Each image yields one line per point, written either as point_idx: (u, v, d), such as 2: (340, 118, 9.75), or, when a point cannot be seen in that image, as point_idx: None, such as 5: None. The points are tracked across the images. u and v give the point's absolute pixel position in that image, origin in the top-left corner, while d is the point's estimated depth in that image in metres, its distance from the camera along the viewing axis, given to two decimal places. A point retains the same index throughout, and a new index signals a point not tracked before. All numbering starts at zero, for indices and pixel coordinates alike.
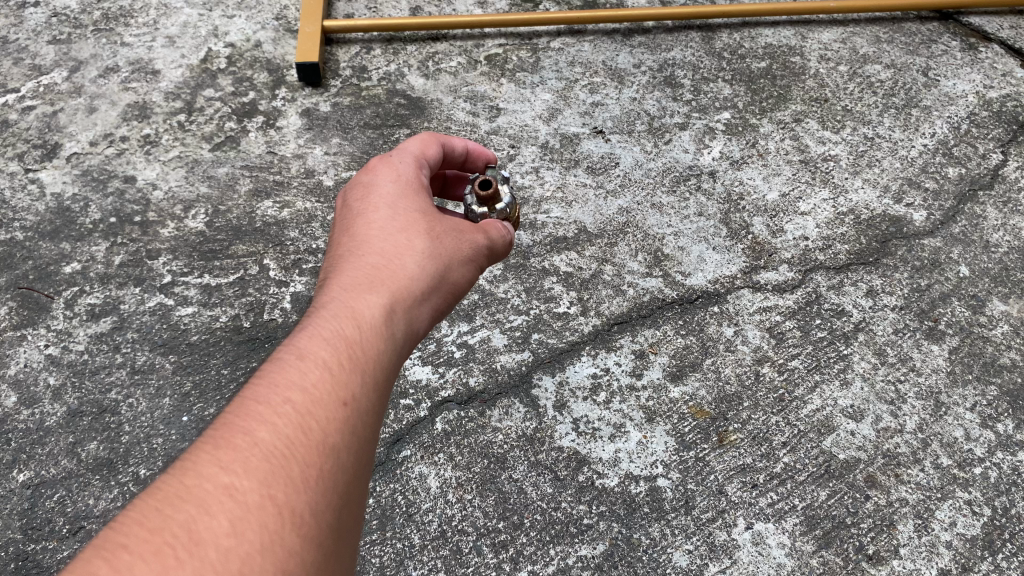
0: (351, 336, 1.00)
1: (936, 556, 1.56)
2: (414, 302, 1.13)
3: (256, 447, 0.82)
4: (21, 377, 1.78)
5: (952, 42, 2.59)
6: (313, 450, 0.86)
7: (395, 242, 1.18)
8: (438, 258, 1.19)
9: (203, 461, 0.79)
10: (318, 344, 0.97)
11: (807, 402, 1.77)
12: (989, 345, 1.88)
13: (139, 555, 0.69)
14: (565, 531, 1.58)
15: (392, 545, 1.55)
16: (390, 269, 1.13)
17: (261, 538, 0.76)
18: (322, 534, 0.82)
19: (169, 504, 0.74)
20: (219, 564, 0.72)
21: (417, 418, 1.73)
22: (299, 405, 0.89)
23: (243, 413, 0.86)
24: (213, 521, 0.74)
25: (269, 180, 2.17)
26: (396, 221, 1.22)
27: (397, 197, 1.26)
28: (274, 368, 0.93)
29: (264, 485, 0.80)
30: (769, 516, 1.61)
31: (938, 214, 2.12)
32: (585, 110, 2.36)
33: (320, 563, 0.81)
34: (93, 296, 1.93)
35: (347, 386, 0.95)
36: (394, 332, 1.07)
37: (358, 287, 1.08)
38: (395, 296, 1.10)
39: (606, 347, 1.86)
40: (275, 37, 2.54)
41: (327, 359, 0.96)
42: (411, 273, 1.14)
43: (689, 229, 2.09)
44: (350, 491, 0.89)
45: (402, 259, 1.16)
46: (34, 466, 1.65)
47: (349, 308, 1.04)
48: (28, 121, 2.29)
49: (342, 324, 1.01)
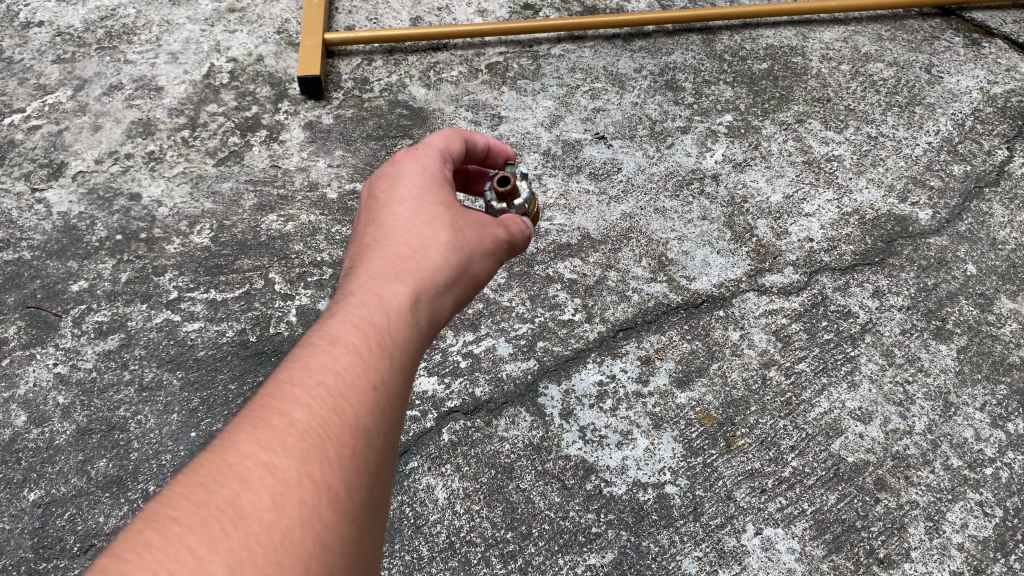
0: (381, 322, 0.98)
1: (949, 559, 1.55)
2: (439, 291, 1.11)
3: (293, 426, 0.81)
4: (31, 397, 1.79)
5: (955, 38, 2.57)
6: (348, 429, 0.84)
7: (420, 232, 1.16)
8: (463, 248, 1.18)
9: (242, 438, 0.79)
10: (350, 329, 0.95)
11: (815, 405, 1.77)
12: (998, 344, 1.86)
13: (186, 527, 0.70)
14: (573, 541, 1.58)
15: (401, 557, 1.55)
16: (416, 257, 1.12)
17: (300, 513, 0.75)
18: (357, 512, 0.81)
19: (211, 479, 0.74)
20: (261, 537, 0.71)
21: (423, 429, 1.73)
22: (333, 387, 0.87)
23: (279, 394, 0.85)
24: (254, 496, 0.74)
25: (273, 194, 2.18)
26: (421, 212, 1.20)
27: (421, 190, 1.24)
28: (306, 350, 0.92)
29: (302, 462, 0.78)
30: (779, 521, 1.60)
31: (944, 212, 2.10)
32: (586, 116, 2.36)
33: (356, 541, 0.80)
34: (101, 313, 1.94)
35: (378, 370, 0.93)
36: (421, 319, 1.05)
37: (385, 275, 1.07)
38: (420, 284, 1.08)
39: (611, 354, 1.86)
40: (276, 51, 2.56)
41: (358, 343, 0.94)
42: (436, 262, 1.13)
43: (692, 233, 2.09)
44: (383, 472, 0.87)
45: (428, 248, 1.14)
46: (45, 485, 1.66)
47: (377, 295, 1.03)
48: (34, 140, 2.31)
49: (371, 309, 1.00)
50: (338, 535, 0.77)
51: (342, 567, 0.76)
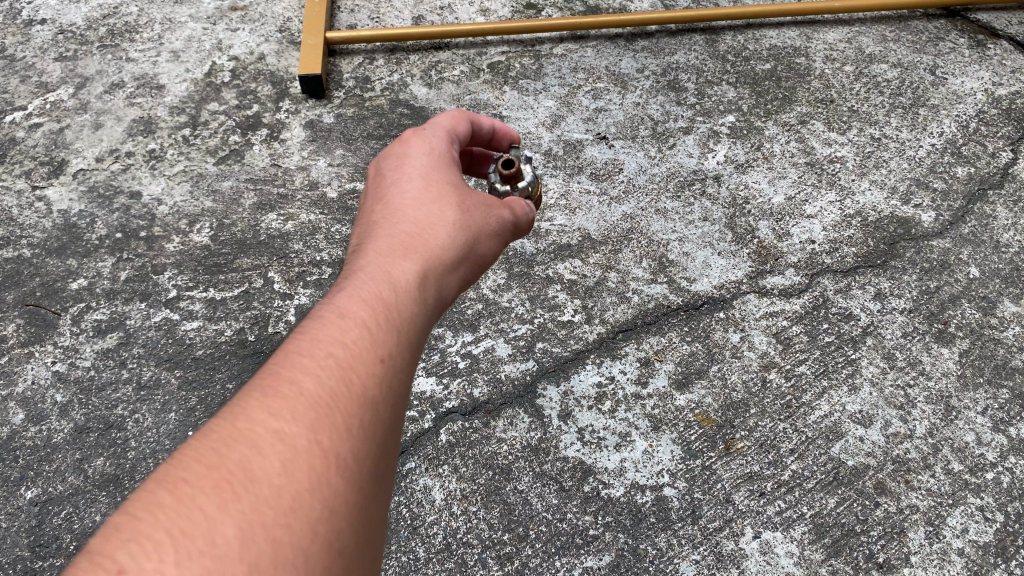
0: (389, 297, 0.97)
1: (948, 564, 1.54)
2: (445, 270, 1.10)
3: (302, 394, 0.80)
4: (29, 395, 1.79)
5: (960, 40, 2.56)
6: (357, 399, 0.83)
7: (427, 211, 1.15)
8: (469, 228, 1.17)
9: (252, 405, 0.77)
10: (358, 301, 0.94)
11: (815, 408, 1.75)
12: (1001, 347, 1.85)
13: (198, 488, 0.69)
14: (570, 543, 1.57)
15: (397, 558, 1.55)
16: (424, 235, 1.10)
17: (309, 480, 0.74)
18: (363, 481, 0.80)
19: (222, 441, 0.73)
20: (271, 501, 0.70)
21: (420, 430, 1.72)
22: (342, 357, 0.86)
23: (288, 362, 0.83)
24: (264, 461, 0.73)
25: (273, 193, 2.18)
26: (429, 191, 1.19)
27: (428, 170, 1.23)
28: (314, 321, 0.90)
29: (312, 430, 0.77)
30: (778, 524, 1.59)
31: (947, 214, 2.09)
32: (588, 116, 2.35)
33: (362, 509, 0.79)
34: (99, 311, 1.94)
35: (385, 343, 0.91)
36: (426, 296, 1.04)
37: (393, 251, 1.05)
38: (427, 261, 1.07)
39: (610, 356, 1.85)
40: (278, 49, 2.55)
41: (366, 315, 0.92)
42: (443, 241, 1.11)
43: (693, 234, 2.08)
44: (388, 444, 0.86)
45: (435, 226, 1.13)
46: (41, 483, 1.66)
47: (385, 270, 1.01)
48: (35, 138, 2.30)
49: (379, 283, 0.98)
50: (345, 503, 0.76)
51: (348, 535, 0.75)
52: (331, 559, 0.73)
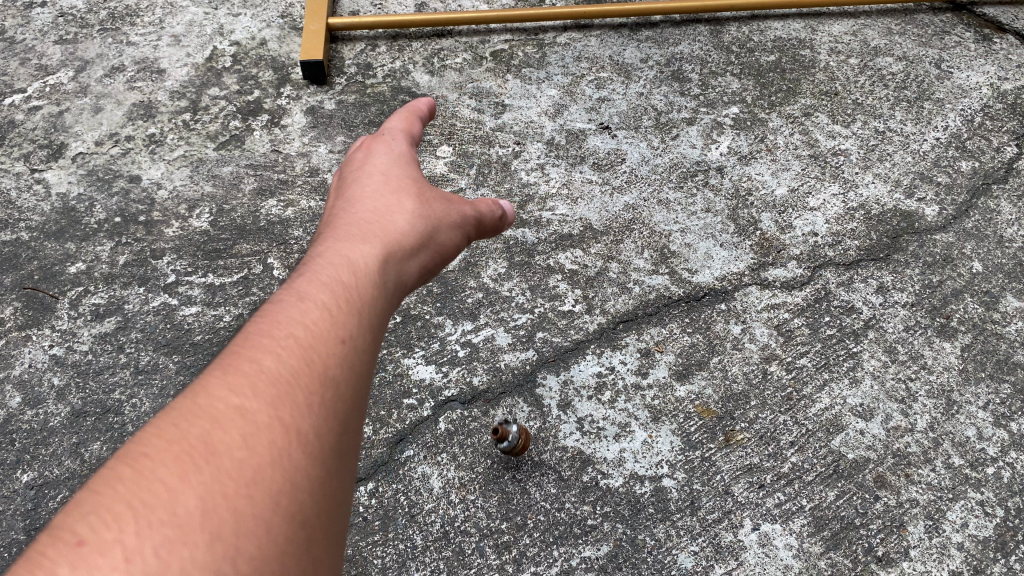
0: (352, 273, 0.98)
1: (948, 558, 1.53)
2: (413, 248, 1.11)
3: (263, 372, 0.82)
4: (26, 378, 1.78)
5: (966, 34, 2.54)
6: (319, 374, 0.85)
7: (392, 196, 1.17)
8: (435, 212, 1.17)
9: (214, 383, 0.80)
10: (320, 279, 0.95)
11: (816, 401, 1.75)
12: (1003, 342, 1.84)
13: (158, 462, 0.71)
14: (569, 533, 1.56)
15: (394, 546, 1.54)
16: (389, 218, 1.12)
17: (270, 452, 0.76)
18: (330, 452, 0.81)
19: (183, 421, 0.76)
20: (231, 472, 0.73)
21: (419, 418, 1.72)
22: (304, 333, 0.88)
23: (251, 342, 0.85)
24: (224, 435, 0.75)
25: (273, 178, 2.16)
26: (394, 179, 1.21)
27: (392, 162, 1.25)
28: (277, 301, 0.92)
29: (272, 406, 0.79)
30: (777, 517, 1.58)
31: (950, 208, 2.08)
32: (591, 105, 2.34)
33: (331, 477, 0.80)
34: (98, 295, 1.92)
35: (348, 320, 0.92)
36: (392, 279, 1.04)
37: (358, 232, 1.06)
38: (394, 240, 1.08)
39: (611, 346, 1.84)
40: (279, 35, 2.54)
41: (328, 292, 0.93)
42: (406, 223, 1.12)
43: (696, 226, 2.06)
44: (357, 414, 0.88)
45: (396, 213, 1.13)
46: (38, 466, 1.65)
47: (350, 250, 1.02)
48: (34, 121, 2.29)
49: (343, 262, 0.99)
50: (310, 473, 0.78)
51: (313, 503, 0.77)
52: (296, 530, 0.74)
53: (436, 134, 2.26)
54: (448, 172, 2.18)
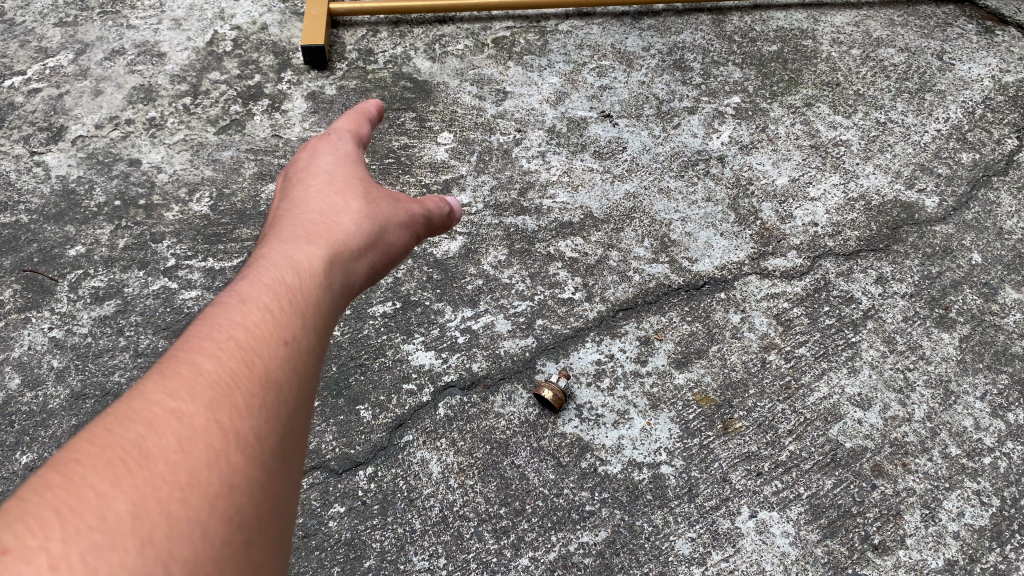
0: (292, 281, 1.00)
1: (944, 547, 1.54)
2: (354, 254, 1.12)
3: (200, 376, 0.83)
4: (25, 360, 1.78)
5: (968, 26, 2.54)
6: (257, 380, 0.86)
7: (334, 201, 1.18)
8: (378, 216, 1.18)
9: (150, 389, 0.80)
10: (260, 287, 0.97)
11: (814, 389, 1.75)
12: (1001, 334, 1.84)
13: (92, 467, 0.71)
14: (567, 518, 1.57)
15: (393, 530, 1.55)
16: (330, 224, 1.13)
17: (206, 456, 0.76)
18: (267, 456, 0.82)
19: (117, 425, 0.76)
20: (166, 476, 0.73)
21: (418, 404, 1.72)
22: (242, 340, 0.89)
23: (188, 348, 0.86)
24: (159, 439, 0.76)
25: (274, 163, 2.16)
26: (337, 184, 1.22)
27: (336, 167, 1.26)
28: (216, 309, 0.93)
29: (209, 410, 0.80)
30: (774, 504, 1.59)
31: (950, 200, 2.08)
32: (593, 93, 2.34)
33: (269, 484, 0.81)
34: (97, 279, 1.92)
35: (287, 326, 0.94)
36: (334, 282, 1.06)
37: (299, 239, 1.07)
38: (335, 247, 1.09)
39: (610, 334, 1.84)
40: (281, 20, 2.53)
41: (268, 299, 0.95)
42: (349, 227, 1.13)
43: (696, 215, 2.07)
44: (296, 421, 0.89)
45: (339, 216, 1.15)
46: (37, 448, 1.65)
47: (290, 256, 1.04)
48: (34, 103, 2.28)
49: (283, 270, 1.01)
50: (246, 478, 0.79)
51: (249, 507, 0.78)
52: (232, 532, 0.75)
53: (437, 121, 2.26)
54: (449, 159, 2.18)
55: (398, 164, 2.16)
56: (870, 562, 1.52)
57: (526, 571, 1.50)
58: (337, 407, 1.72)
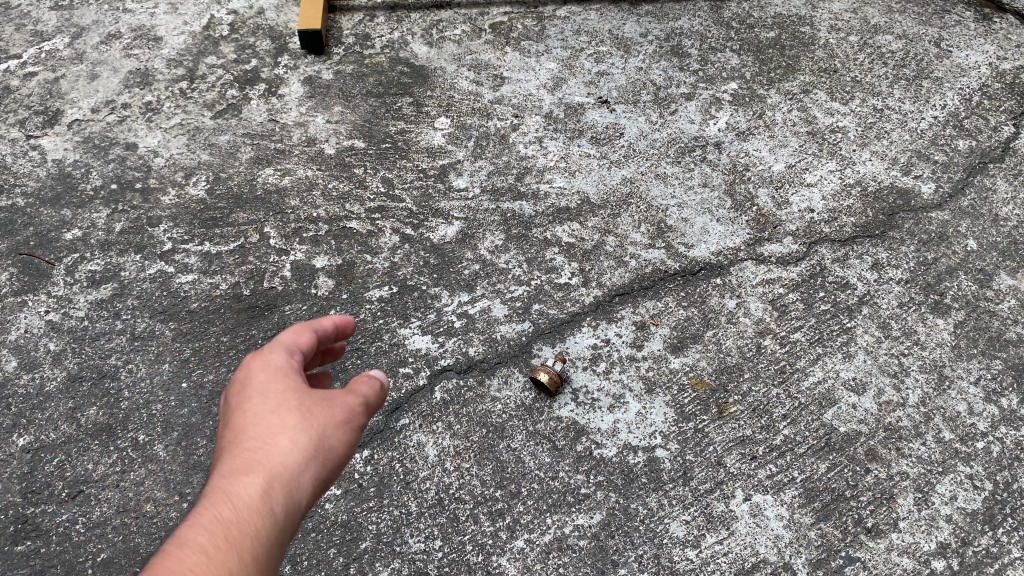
0: (232, 525, 0.89)
1: (936, 530, 1.55)
2: (297, 478, 0.97)
3: None
4: (22, 343, 1.78)
5: (966, 13, 2.54)
6: None
7: (275, 418, 1.01)
8: (322, 444, 1.00)
9: None
10: (201, 533, 0.87)
11: (809, 374, 1.76)
12: (996, 319, 1.85)
13: None
14: (562, 501, 1.58)
15: (389, 512, 1.56)
16: (271, 454, 0.97)
17: None
18: None
19: None
20: None
21: (415, 387, 1.73)
22: None
23: None
24: None
25: (271, 148, 2.16)
26: (283, 396, 1.03)
27: (274, 382, 1.05)
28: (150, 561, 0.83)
29: None
30: (768, 488, 1.60)
31: (946, 186, 2.09)
32: (590, 79, 2.34)
33: None
34: (94, 262, 1.92)
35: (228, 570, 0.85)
36: (273, 519, 0.92)
37: (231, 473, 0.94)
38: (273, 480, 0.95)
39: (606, 319, 1.85)
40: (277, 4, 2.52)
41: (205, 542, 0.86)
42: (292, 455, 0.98)
43: (693, 200, 2.07)
44: None
45: (282, 445, 0.98)
46: (34, 431, 1.66)
47: (224, 500, 0.91)
48: (30, 87, 2.28)
49: (216, 515, 0.89)
50: None
51: None
52: None
53: (434, 107, 2.26)
54: (445, 145, 2.18)
55: (395, 149, 2.16)
56: (863, 545, 1.53)
57: (522, 553, 1.51)
58: (334, 391, 1.72)
